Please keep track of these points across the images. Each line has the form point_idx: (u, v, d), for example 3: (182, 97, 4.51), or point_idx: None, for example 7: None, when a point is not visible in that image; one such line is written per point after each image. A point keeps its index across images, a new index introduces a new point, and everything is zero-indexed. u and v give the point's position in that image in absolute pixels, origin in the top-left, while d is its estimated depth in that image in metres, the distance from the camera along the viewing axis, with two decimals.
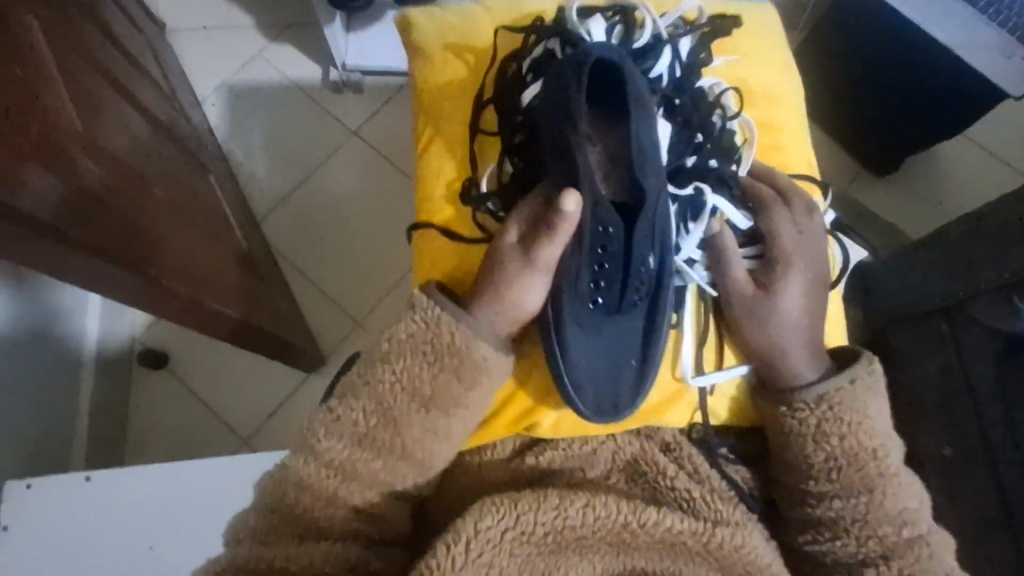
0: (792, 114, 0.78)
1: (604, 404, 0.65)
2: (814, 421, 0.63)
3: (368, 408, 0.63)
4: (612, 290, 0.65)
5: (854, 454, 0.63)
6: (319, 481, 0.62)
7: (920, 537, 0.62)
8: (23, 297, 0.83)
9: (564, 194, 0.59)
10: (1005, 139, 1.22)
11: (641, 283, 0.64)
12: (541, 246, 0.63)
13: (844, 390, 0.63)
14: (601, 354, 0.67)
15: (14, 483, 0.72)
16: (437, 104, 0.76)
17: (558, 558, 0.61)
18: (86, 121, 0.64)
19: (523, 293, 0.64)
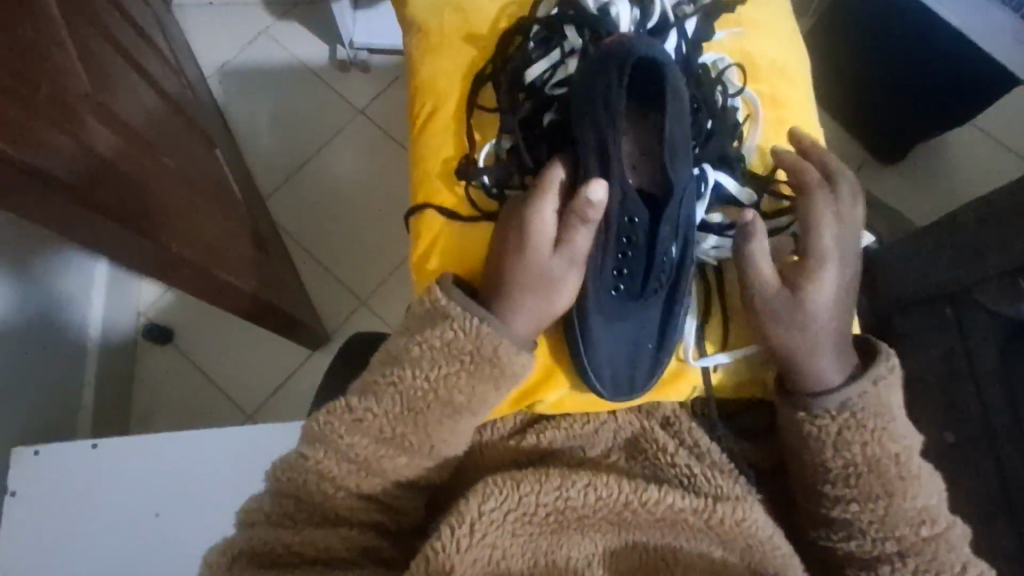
0: (799, 88, 0.70)
1: (623, 386, 0.60)
2: (835, 428, 0.55)
3: (391, 409, 0.56)
4: (633, 279, 0.61)
5: (875, 461, 0.55)
6: (341, 477, 0.56)
7: (943, 537, 0.54)
8: (30, 269, 0.84)
9: (591, 183, 0.53)
10: (1010, 123, 1.14)
11: (662, 272, 0.60)
12: (573, 235, 0.56)
13: (867, 393, 0.55)
14: (623, 343, 0.61)
15: (21, 449, 0.67)
16: (432, 76, 0.67)
17: (560, 537, 0.57)
18: (98, 89, 0.61)
19: (551, 289, 0.57)
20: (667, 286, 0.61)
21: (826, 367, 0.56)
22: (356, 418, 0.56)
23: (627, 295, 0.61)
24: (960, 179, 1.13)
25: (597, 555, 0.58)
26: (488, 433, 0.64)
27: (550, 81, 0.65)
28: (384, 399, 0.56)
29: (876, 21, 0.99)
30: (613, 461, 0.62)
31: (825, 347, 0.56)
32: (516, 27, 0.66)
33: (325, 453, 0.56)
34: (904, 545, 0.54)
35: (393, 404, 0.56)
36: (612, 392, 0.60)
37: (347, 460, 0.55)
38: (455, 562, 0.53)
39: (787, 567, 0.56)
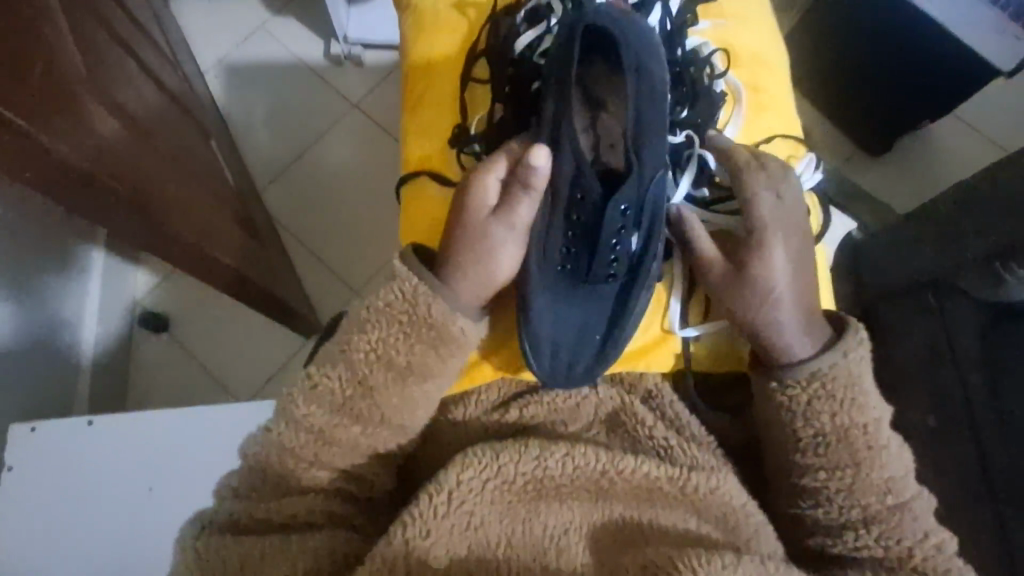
0: (777, 75, 0.71)
1: (559, 370, 0.61)
2: (805, 397, 0.56)
3: (343, 376, 0.58)
4: (579, 260, 0.61)
5: (845, 431, 0.56)
6: (297, 446, 0.58)
7: (905, 505, 0.56)
8: (25, 254, 0.85)
9: (532, 150, 0.55)
10: (993, 116, 1.16)
11: (613, 259, 0.60)
12: (516, 204, 0.57)
13: (837, 365, 0.56)
14: (569, 321, 0.62)
15: (17, 425, 0.69)
16: (428, 54, 0.70)
17: (538, 505, 0.59)
18: (96, 71, 0.62)
19: (494, 257, 0.58)
20: (619, 273, 0.61)
21: (785, 345, 0.57)
22: (312, 384, 0.58)
23: (575, 277, 0.62)
24: (943, 169, 1.15)
25: (575, 524, 0.59)
26: (471, 402, 0.65)
27: (537, 49, 0.65)
28: (340, 365, 0.58)
29: (860, 15, 1.00)
30: (592, 434, 0.63)
31: (782, 325, 0.57)
32: (509, 6, 0.68)
33: (282, 421, 0.59)
34: (870, 515, 0.56)
35: (353, 372, 0.58)
36: (546, 372, 0.61)
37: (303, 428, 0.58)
38: (432, 527, 0.55)
39: (760, 535, 0.58)
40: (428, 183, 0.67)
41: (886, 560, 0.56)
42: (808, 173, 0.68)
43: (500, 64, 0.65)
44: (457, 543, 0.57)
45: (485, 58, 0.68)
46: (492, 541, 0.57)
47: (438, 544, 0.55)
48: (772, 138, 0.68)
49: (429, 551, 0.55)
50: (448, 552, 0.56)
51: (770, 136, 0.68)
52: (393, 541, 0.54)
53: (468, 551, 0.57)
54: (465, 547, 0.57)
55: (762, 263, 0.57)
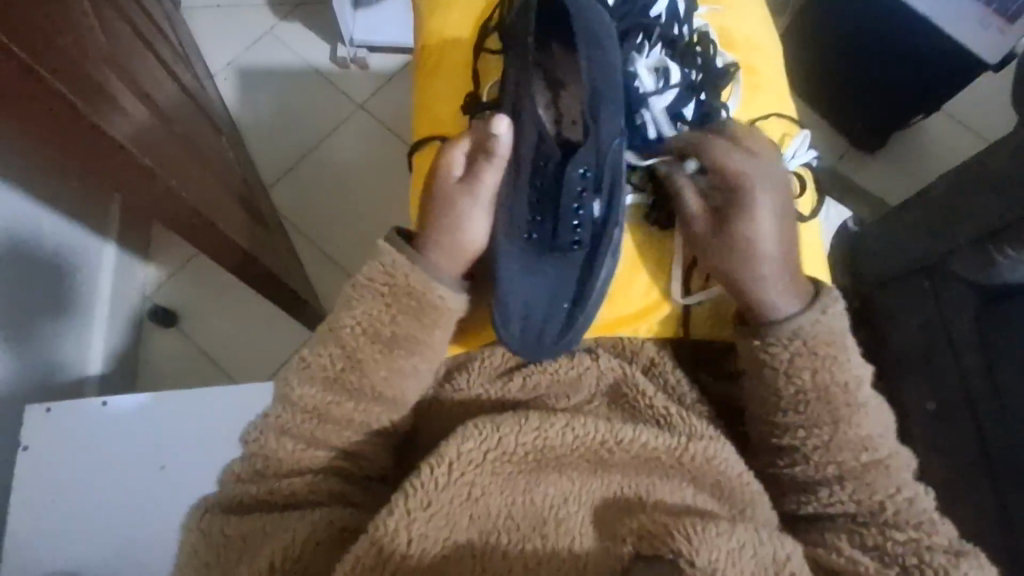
0: (770, 60, 0.73)
1: (531, 340, 0.60)
2: (785, 356, 0.57)
3: (334, 353, 0.57)
4: (545, 226, 0.62)
5: (824, 390, 0.56)
6: (296, 426, 0.56)
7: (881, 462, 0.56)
8: (40, 245, 0.86)
9: (495, 119, 0.57)
10: (980, 110, 1.20)
11: (577, 224, 0.61)
12: (482, 175, 0.59)
13: (817, 322, 0.57)
14: (537, 290, 0.62)
15: (33, 407, 0.70)
16: (443, 28, 0.70)
17: (538, 476, 0.54)
18: (118, 58, 0.65)
19: (464, 225, 0.59)
20: (586, 240, 0.62)
21: (765, 297, 0.58)
22: (304, 365, 0.57)
23: (541, 245, 0.63)
24: (930, 161, 1.17)
25: (574, 496, 0.54)
26: (463, 383, 0.63)
27: None
28: (330, 343, 0.57)
29: (847, 16, 1.03)
30: (594, 407, 0.61)
31: (765, 281, 0.58)
32: None
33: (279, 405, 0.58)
34: (842, 471, 0.56)
35: (344, 351, 0.57)
36: (517, 341, 0.60)
37: (298, 405, 0.56)
38: (433, 499, 0.50)
39: (756, 503, 0.54)
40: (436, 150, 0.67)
41: (862, 516, 0.56)
42: (799, 151, 0.69)
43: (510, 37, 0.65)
44: (458, 515, 0.51)
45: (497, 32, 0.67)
46: (492, 513, 0.52)
47: (438, 516, 0.50)
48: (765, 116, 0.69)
49: (429, 524, 0.49)
50: (448, 525, 0.50)
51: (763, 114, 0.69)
52: (392, 513, 0.49)
53: (468, 523, 0.51)
54: (466, 518, 0.51)
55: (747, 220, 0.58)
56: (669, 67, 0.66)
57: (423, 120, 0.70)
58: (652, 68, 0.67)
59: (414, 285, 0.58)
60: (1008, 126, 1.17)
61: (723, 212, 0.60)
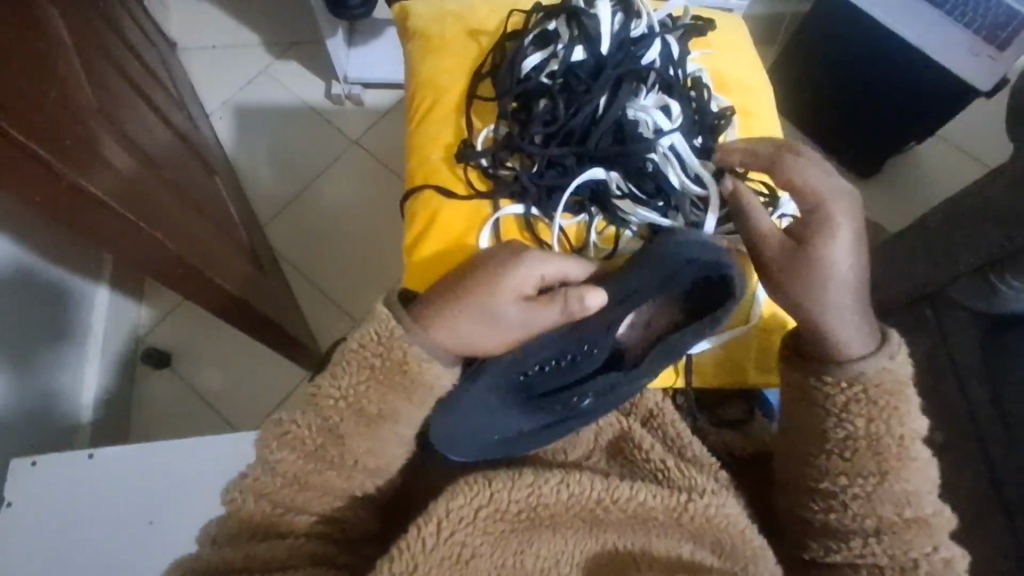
0: (764, 98, 0.71)
1: (459, 438, 0.55)
2: (842, 400, 0.53)
3: (312, 422, 0.53)
4: (555, 406, 0.56)
5: (875, 439, 0.52)
6: (274, 490, 0.52)
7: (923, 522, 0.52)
8: (31, 290, 0.85)
9: (593, 292, 0.52)
10: (976, 135, 1.19)
11: (574, 400, 0.56)
12: (546, 305, 0.52)
13: (885, 370, 0.53)
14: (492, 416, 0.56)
15: (18, 461, 0.68)
16: (435, 71, 0.69)
17: (530, 535, 0.52)
18: (105, 107, 0.65)
19: (481, 332, 0.53)
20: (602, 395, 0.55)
21: (840, 335, 0.53)
22: (282, 431, 0.53)
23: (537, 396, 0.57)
24: (932, 187, 1.17)
25: (568, 553, 0.52)
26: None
27: (543, 70, 0.64)
28: (309, 412, 0.53)
29: (838, 47, 1.03)
30: (593, 462, 0.58)
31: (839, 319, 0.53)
32: (516, 31, 0.68)
33: (257, 465, 0.53)
34: (881, 527, 0.52)
35: (317, 413, 0.53)
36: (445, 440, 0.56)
37: (275, 475, 0.52)
38: (419, 563, 0.48)
39: (758, 559, 0.52)
40: (433, 196, 0.64)
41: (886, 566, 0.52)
42: None
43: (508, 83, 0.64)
44: None
45: (491, 77, 0.67)
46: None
47: None
48: None
49: None
50: None
51: None
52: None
53: None
54: None
55: (825, 256, 0.52)
56: (671, 105, 0.63)
57: (414, 165, 0.67)
58: (653, 105, 0.63)
59: (409, 360, 0.53)
60: (1006, 151, 1.17)
61: (801, 240, 0.53)
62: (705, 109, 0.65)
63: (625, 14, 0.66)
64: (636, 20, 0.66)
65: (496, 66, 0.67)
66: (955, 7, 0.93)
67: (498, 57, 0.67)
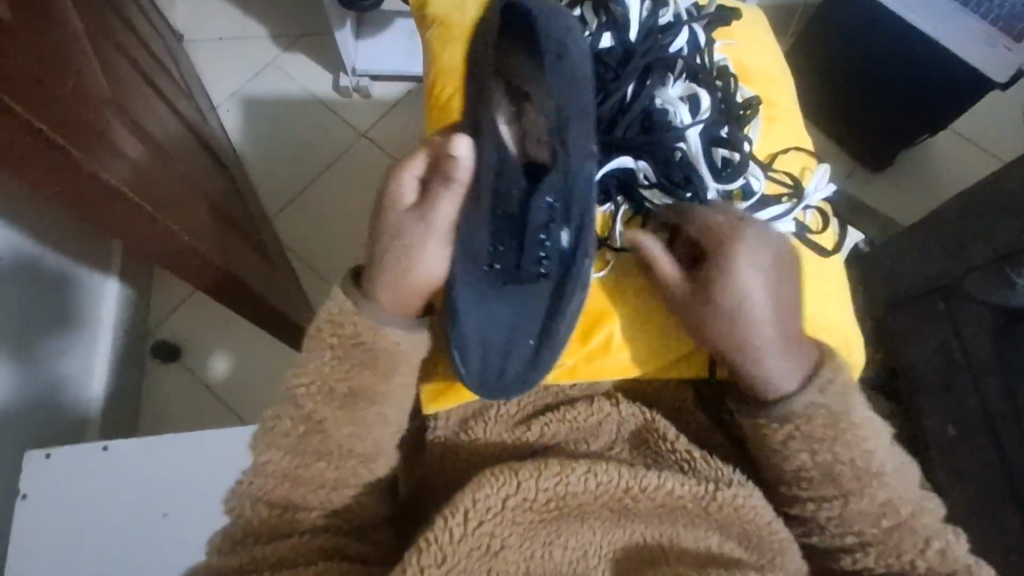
0: (784, 91, 0.71)
1: (491, 379, 0.52)
2: (781, 438, 0.53)
3: (293, 414, 0.53)
4: (509, 256, 0.50)
5: (835, 466, 0.54)
6: (268, 492, 0.53)
7: (906, 524, 0.54)
8: (40, 281, 0.84)
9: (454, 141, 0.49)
10: (990, 129, 1.19)
11: (543, 255, 0.50)
12: (436, 201, 0.48)
13: (846, 403, 0.54)
14: (494, 330, 0.51)
15: (33, 453, 0.68)
16: (453, 61, 0.68)
17: (559, 526, 0.51)
18: (119, 99, 0.64)
19: (412, 258, 0.49)
20: (571, 218, 0.48)
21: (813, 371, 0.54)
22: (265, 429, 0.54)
23: (504, 275, 0.51)
24: (943, 181, 1.16)
25: (598, 546, 0.52)
26: (480, 427, 0.59)
27: None
28: (289, 404, 0.53)
29: (852, 38, 1.02)
30: (616, 453, 0.57)
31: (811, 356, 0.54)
32: None
33: (250, 469, 0.54)
34: (862, 538, 0.55)
35: (297, 407, 0.53)
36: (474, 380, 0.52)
37: (264, 474, 0.53)
38: (448, 554, 0.48)
39: (785, 552, 0.52)
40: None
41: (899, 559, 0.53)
42: (823, 185, 0.65)
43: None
44: (476, 568, 0.49)
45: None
46: (511, 565, 0.50)
47: (455, 571, 0.48)
48: (784, 149, 0.67)
49: None
50: None
51: (781, 147, 0.67)
52: (405, 570, 0.47)
53: None
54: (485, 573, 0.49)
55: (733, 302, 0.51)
56: (699, 94, 0.62)
57: None
58: (680, 95, 0.62)
59: (363, 331, 0.51)
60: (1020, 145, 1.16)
61: (705, 290, 0.53)
62: (732, 98, 0.65)
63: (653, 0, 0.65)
64: (664, 6, 0.65)
65: None
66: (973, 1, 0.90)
67: None
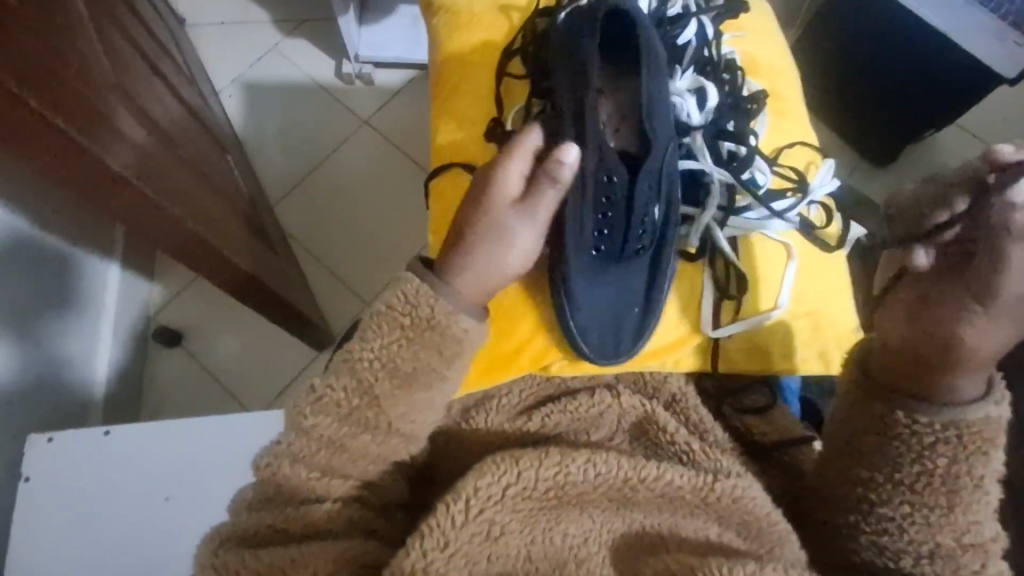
0: (793, 84, 0.70)
1: (609, 347, 0.60)
2: (926, 439, 0.46)
3: (348, 385, 0.49)
4: (612, 240, 0.60)
5: (953, 476, 0.46)
6: (311, 455, 0.49)
7: (982, 548, 0.46)
8: (42, 265, 0.84)
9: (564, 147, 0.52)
10: (995, 124, 1.18)
11: (642, 232, 0.59)
12: (540, 198, 0.53)
13: (990, 420, 0.46)
14: (603, 302, 0.61)
15: (36, 436, 0.69)
16: (459, 49, 0.68)
17: (559, 515, 0.52)
18: (121, 81, 0.64)
19: (511, 250, 0.54)
20: (661, 194, 0.58)
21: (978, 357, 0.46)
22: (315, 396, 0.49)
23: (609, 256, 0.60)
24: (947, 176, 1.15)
25: (598, 534, 0.52)
26: (492, 406, 0.61)
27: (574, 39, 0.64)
28: (344, 374, 0.50)
29: (859, 30, 1.01)
30: (617, 445, 0.57)
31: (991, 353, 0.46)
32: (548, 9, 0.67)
33: (291, 429, 0.49)
34: (938, 552, 0.46)
35: (353, 377, 0.50)
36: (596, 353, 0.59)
37: (312, 438, 0.49)
38: (451, 539, 0.47)
39: (785, 542, 0.51)
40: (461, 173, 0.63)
41: None
42: (829, 179, 0.65)
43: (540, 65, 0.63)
44: (477, 555, 0.48)
45: (521, 55, 0.66)
46: (512, 552, 0.50)
47: (457, 557, 0.47)
48: (790, 143, 0.66)
49: (450, 565, 0.47)
50: (467, 567, 0.48)
51: (787, 141, 0.66)
52: (410, 553, 0.46)
53: (488, 563, 0.49)
54: (486, 559, 0.49)
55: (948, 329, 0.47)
56: (706, 87, 0.63)
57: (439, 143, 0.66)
58: (688, 88, 0.64)
59: (439, 316, 0.50)
60: None
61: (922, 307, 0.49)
62: (740, 91, 0.65)
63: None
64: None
65: (526, 44, 0.66)
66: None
67: (527, 35, 0.66)
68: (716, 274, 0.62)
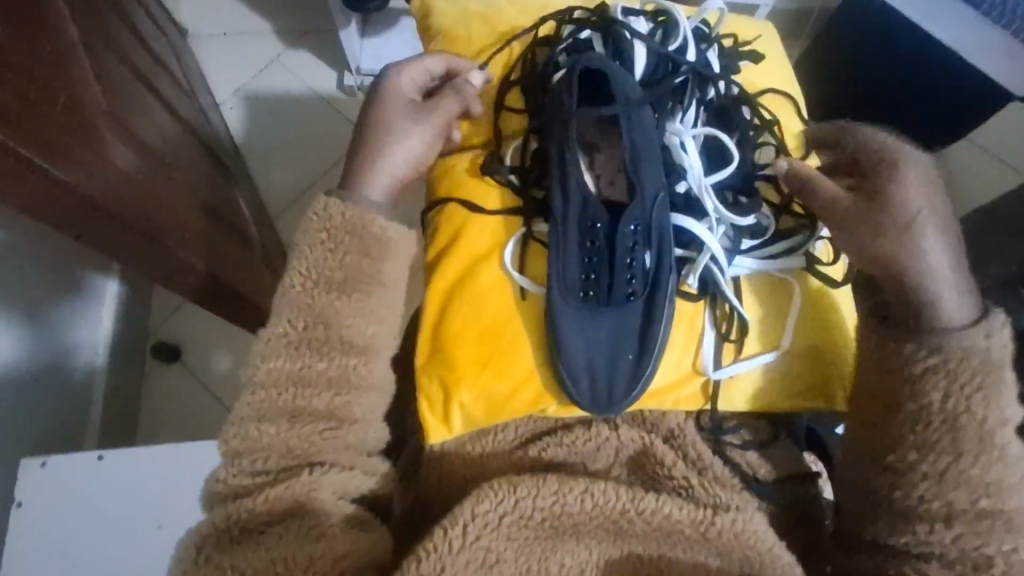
0: (799, 114, 0.69)
1: (601, 396, 0.56)
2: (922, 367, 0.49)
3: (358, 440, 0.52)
4: (600, 280, 0.57)
5: (955, 415, 0.48)
6: None
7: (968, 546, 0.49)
8: (36, 283, 0.84)
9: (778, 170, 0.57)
10: (1007, 139, 1.16)
11: (630, 275, 0.56)
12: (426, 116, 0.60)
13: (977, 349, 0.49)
14: (598, 342, 0.57)
15: (28, 460, 0.68)
16: None
17: (554, 544, 0.51)
18: (116, 109, 0.63)
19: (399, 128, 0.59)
20: (651, 239, 0.56)
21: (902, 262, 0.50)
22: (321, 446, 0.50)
23: (598, 299, 0.57)
24: (958, 192, 1.13)
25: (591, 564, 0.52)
26: (489, 439, 0.60)
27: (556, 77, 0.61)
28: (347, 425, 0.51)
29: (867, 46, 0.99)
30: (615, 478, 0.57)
31: (924, 273, 0.50)
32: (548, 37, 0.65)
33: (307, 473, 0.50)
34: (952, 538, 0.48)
35: None
36: (588, 399, 0.56)
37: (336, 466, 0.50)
38: (447, 564, 0.47)
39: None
40: (457, 210, 0.61)
41: None
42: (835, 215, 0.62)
43: (539, 95, 0.62)
44: None
45: (520, 86, 0.64)
46: None
47: None
48: None
49: None
50: None
51: None
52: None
53: None
54: None
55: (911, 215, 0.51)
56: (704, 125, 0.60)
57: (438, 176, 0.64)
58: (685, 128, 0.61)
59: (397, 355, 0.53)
60: None
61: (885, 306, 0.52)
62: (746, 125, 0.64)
63: (663, 27, 0.64)
64: (675, 30, 0.64)
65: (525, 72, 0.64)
66: (993, 6, 0.84)
67: (526, 64, 0.65)
68: (717, 319, 0.59)
